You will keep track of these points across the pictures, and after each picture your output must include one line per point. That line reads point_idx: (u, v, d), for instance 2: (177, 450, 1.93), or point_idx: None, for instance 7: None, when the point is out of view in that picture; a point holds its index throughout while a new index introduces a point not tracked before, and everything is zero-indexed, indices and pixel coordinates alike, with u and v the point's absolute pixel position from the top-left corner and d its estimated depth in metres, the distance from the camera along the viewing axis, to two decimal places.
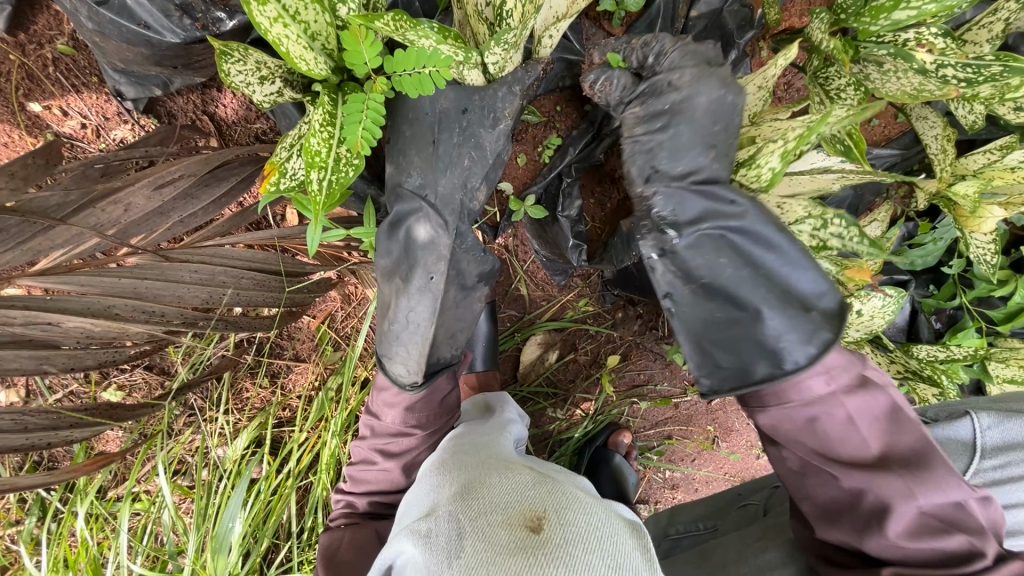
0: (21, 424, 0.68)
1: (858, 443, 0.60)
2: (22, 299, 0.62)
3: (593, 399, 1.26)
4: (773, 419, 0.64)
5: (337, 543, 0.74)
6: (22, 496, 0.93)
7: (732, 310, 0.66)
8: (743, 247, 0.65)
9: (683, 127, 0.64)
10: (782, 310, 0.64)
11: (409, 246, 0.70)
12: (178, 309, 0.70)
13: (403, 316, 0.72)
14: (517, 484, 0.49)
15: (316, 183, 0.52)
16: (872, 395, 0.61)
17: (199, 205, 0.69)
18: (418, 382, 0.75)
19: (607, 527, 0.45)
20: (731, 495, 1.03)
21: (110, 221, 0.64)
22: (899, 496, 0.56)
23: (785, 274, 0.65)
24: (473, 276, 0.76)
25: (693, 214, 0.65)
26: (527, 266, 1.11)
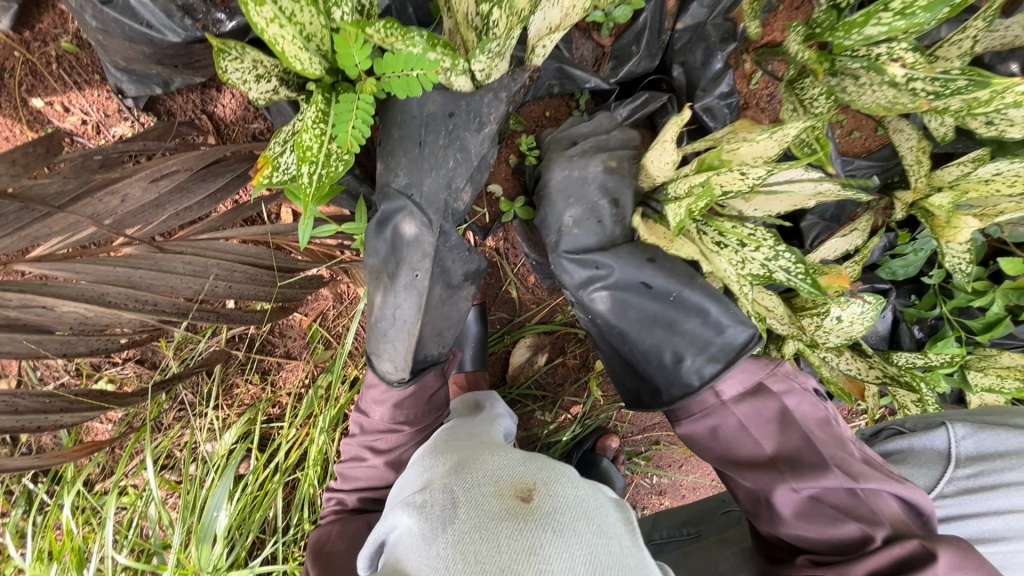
0: (13, 406, 0.68)
1: (752, 447, 0.70)
2: (19, 283, 0.63)
3: (580, 403, 1.28)
4: (685, 432, 0.75)
5: (326, 538, 0.75)
6: (8, 487, 0.94)
7: (624, 347, 0.79)
8: (629, 303, 0.76)
9: (552, 202, 0.78)
10: (667, 353, 0.75)
11: (396, 242, 0.72)
12: (170, 299, 0.71)
13: (389, 314, 0.74)
14: (509, 459, 0.51)
15: (306, 177, 0.53)
16: (761, 403, 0.71)
17: (194, 199, 0.70)
18: (406, 378, 0.77)
19: (594, 498, 0.47)
20: (715, 502, 1.04)
21: (107, 211, 0.65)
22: (780, 487, 0.67)
23: (673, 317, 0.75)
24: (459, 274, 0.78)
25: (581, 279, 0.76)
26: (517, 269, 1.14)
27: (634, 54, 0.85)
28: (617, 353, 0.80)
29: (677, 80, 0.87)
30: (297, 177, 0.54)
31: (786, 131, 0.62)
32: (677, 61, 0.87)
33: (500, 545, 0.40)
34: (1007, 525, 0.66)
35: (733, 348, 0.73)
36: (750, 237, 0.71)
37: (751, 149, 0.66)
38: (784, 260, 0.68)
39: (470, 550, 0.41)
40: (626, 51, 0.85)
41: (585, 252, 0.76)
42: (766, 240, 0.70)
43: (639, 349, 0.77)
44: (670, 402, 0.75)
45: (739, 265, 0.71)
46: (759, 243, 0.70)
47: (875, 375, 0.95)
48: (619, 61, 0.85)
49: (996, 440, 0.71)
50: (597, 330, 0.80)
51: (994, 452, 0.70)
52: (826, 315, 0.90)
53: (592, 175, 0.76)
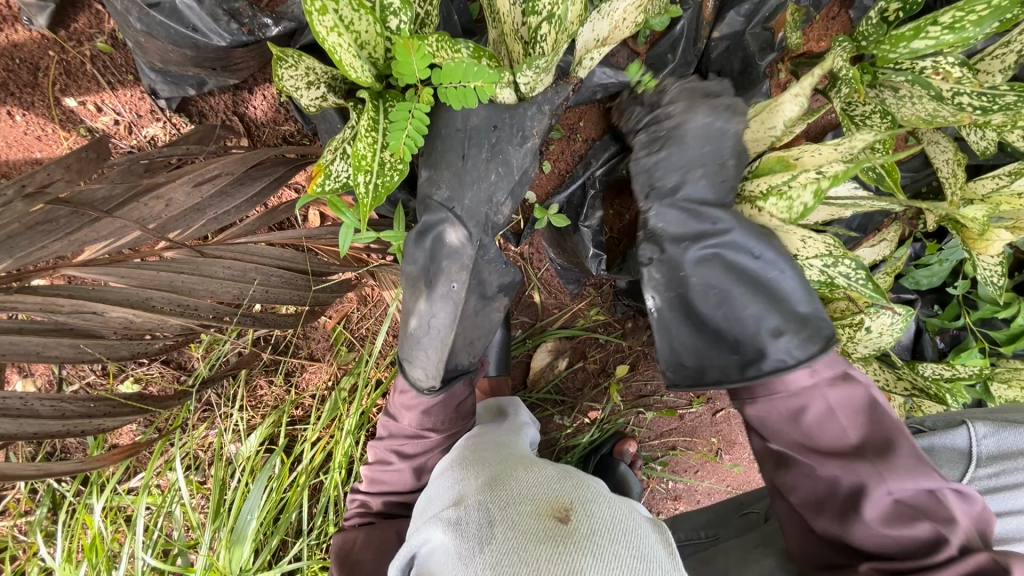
0: (60, 411, 0.68)
1: (837, 434, 0.63)
2: (67, 287, 0.63)
3: (599, 408, 1.28)
4: (760, 413, 0.67)
5: (352, 542, 0.75)
6: (33, 487, 0.94)
7: (707, 313, 0.73)
8: (734, 264, 0.71)
9: (675, 149, 0.73)
10: (759, 325, 0.70)
11: (438, 250, 0.72)
12: (211, 304, 0.71)
13: (424, 322, 0.74)
14: (542, 476, 0.51)
15: (362, 186, 0.53)
16: (852, 386, 0.65)
17: (234, 203, 0.70)
18: (436, 386, 0.77)
19: (630, 520, 0.47)
20: (734, 505, 1.04)
21: (152, 215, 0.65)
22: (871, 483, 0.58)
23: (769, 288, 0.71)
24: (493, 285, 0.78)
25: (690, 229, 0.72)
26: (541, 273, 1.14)
27: (669, 61, 0.84)
28: (691, 321, 0.74)
29: None
30: (353, 187, 0.53)
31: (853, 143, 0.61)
32: (713, 70, 0.86)
33: (539, 568, 0.40)
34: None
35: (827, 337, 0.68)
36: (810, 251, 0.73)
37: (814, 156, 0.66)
38: (845, 267, 0.72)
39: (509, 572, 0.40)
40: (661, 59, 0.84)
41: (694, 204, 0.72)
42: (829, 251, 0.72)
43: (728, 311, 0.72)
44: (753, 375, 0.68)
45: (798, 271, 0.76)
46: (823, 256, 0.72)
47: (903, 387, 0.94)
48: (656, 68, 0.84)
49: (1018, 439, 0.69)
50: (679, 293, 0.74)
51: (1015, 450, 0.68)
52: (858, 326, 0.90)
53: (731, 130, 0.72)
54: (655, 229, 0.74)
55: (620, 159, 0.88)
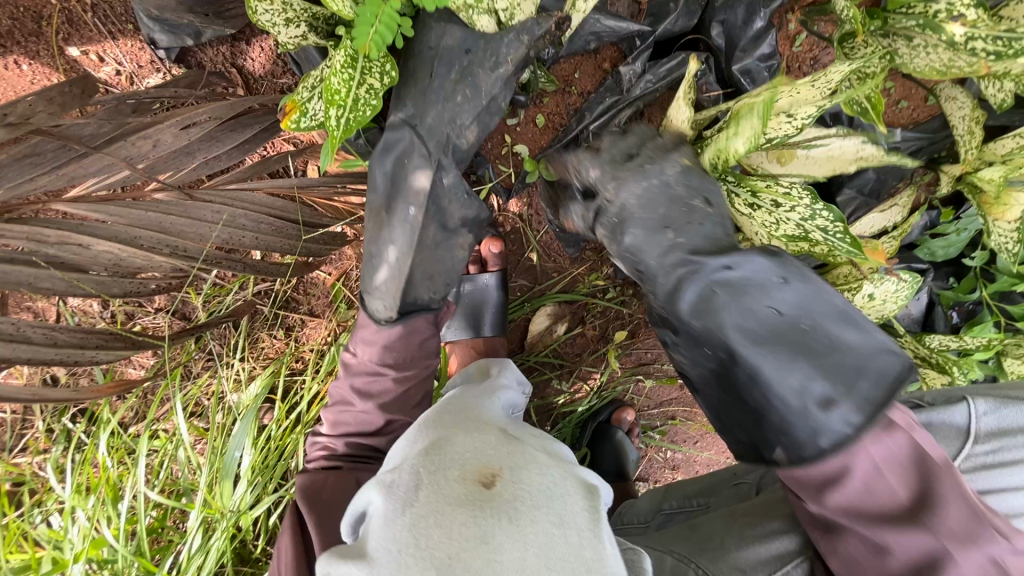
0: (53, 339, 0.71)
1: (883, 498, 0.56)
2: (57, 221, 0.66)
3: (597, 374, 1.28)
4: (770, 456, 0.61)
5: (320, 482, 0.77)
6: (51, 426, 1.00)
7: (738, 384, 0.63)
8: (748, 312, 0.62)
9: (634, 229, 0.68)
10: (803, 397, 0.58)
11: (398, 173, 0.71)
12: (199, 247, 0.73)
13: (381, 249, 0.74)
14: (480, 441, 0.49)
15: (334, 120, 0.54)
16: (895, 441, 0.56)
17: (222, 149, 0.71)
18: (394, 318, 0.77)
19: (561, 489, 0.45)
20: (726, 474, 1.03)
21: (139, 154, 0.67)
22: (939, 564, 0.52)
23: (801, 338, 0.61)
24: (456, 217, 0.78)
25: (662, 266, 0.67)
26: (541, 235, 1.14)
27: (671, 11, 0.82)
28: (731, 395, 0.64)
29: (716, 41, 0.84)
30: (326, 121, 0.54)
31: (830, 77, 0.61)
32: (717, 19, 0.83)
33: (454, 532, 0.39)
34: None
35: (883, 390, 0.58)
36: (786, 197, 0.72)
37: (791, 98, 0.64)
38: (822, 219, 0.69)
39: (422, 535, 0.40)
40: (663, 8, 0.82)
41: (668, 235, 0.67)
42: (803, 199, 0.71)
43: (766, 388, 0.60)
44: (812, 456, 0.57)
45: (772, 227, 0.73)
46: (796, 203, 0.71)
47: None
48: (657, 18, 0.82)
49: (1018, 414, 0.65)
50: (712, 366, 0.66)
51: (1015, 427, 0.65)
52: (859, 292, 0.88)
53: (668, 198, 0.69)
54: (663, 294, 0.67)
55: (614, 113, 0.85)
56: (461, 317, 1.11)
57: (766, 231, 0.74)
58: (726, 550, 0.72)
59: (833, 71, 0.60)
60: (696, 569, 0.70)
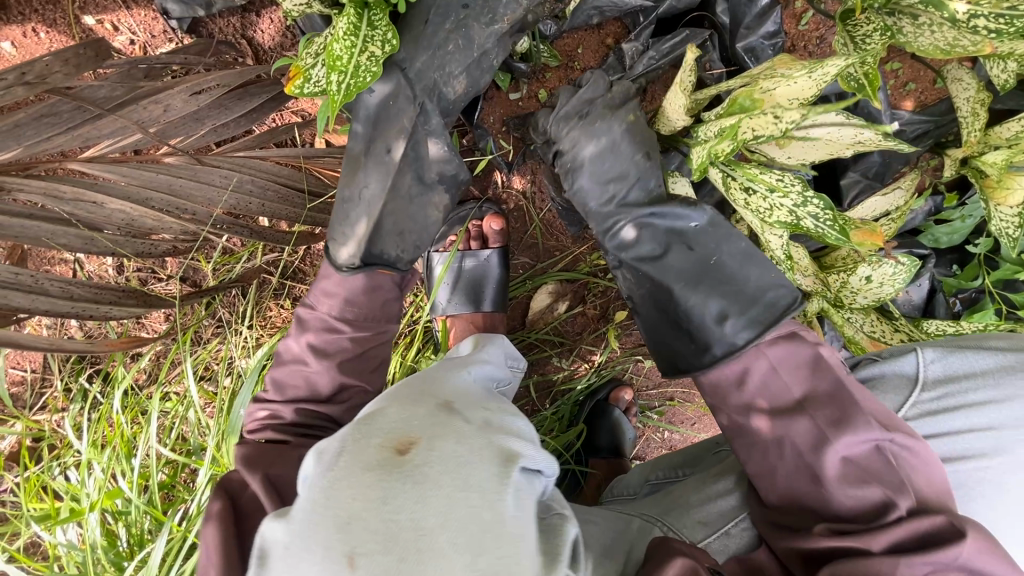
0: (69, 294, 0.74)
1: (778, 391, 0.67)
2: (72, 178, 0.69)
3: (597, 353, 1.30)
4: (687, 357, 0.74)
5: (266, 454, 0.67)
6: (69, 386, 1.05)
7: (661, 306, 0.77)
8: (671, 244, 0.76)
9: (591, 164, 0.78)
10: (703, 314, 0.73)
11: (383, 114, 0.76)
12: (207, 210, 0.77)
13: (356, 190, 0.77)
14: (409, 412, 0.45)
15: (335, 85, 0.55)
16: (794, 347, 0.69)
17: (230, 116, 0.74)
18: (355, 263, 0.78)
19: (487, 464, 0.41)
20: (712, 445, 1.07)
21: (151, 118, 0.70)
22: (816, 440, 0.63)
23: (713, 268, 0.75)
24: (434, 173, 0.81)
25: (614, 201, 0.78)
26: (543, 214, 1.16)
27: None
28: (656, 317, 0.78)
29: (721, 18, 0.83)
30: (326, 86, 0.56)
31: (826, 69, 0.59)
32: None
33: (356, 499, 0.37)
34: (982, 443, 0.65)
35: (772, 316, 0.71)
36: (778, 185, 0.72)
37: (788, 89, 0.63)
38: (813, 207, 0.69)
39: (329, 502, 0.38)
40: None
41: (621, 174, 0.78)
42: (795, 186, 0.71)
43: (676, 302, 0.75)
44: (708, 361, 0.72)
45: (765, 215, 0.74)
46: (787, 191, 0.71)
47: (901, 339, 0.91)
48: None
49: (965, 361, 0.68)
50: (641, 288, 0.79)
51: (961, 372, 0.68)
52: (854, 274, 0.88)
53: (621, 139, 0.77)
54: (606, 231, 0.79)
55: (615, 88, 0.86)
56: (461, 291, 1.13)
57: (760, 217, 0.74)
58: (688, 506, 0.76)
59: (828, 64, 0.58)
60: (663, 526, 0.72)
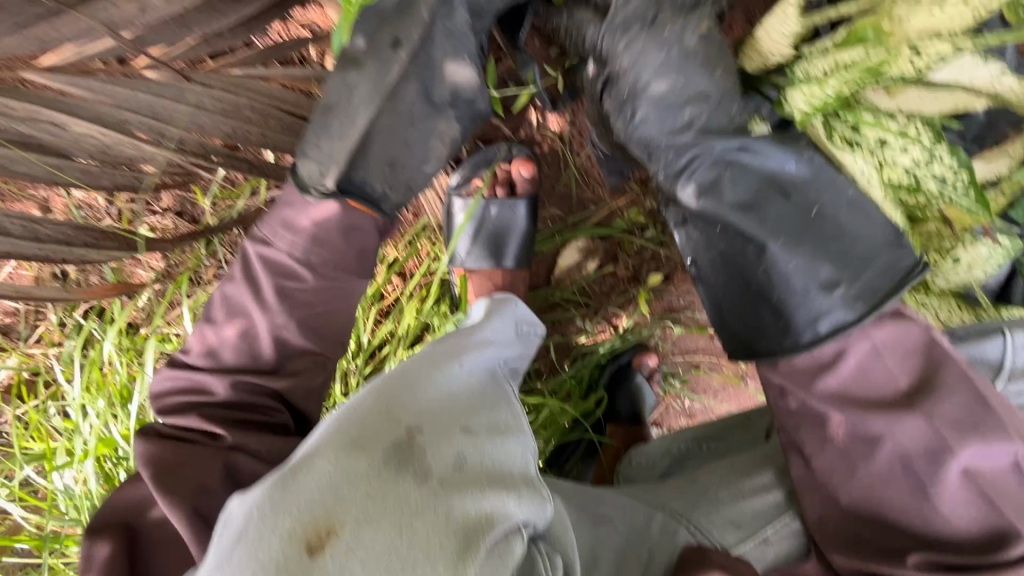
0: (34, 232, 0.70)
1: (882, 380, 0.60)
2: (31, 92, 0.61)
3: (624, 316, 1.19)
4: (763, 318, 0.65)
5: (183, 454, 0.61)
6: (62, 321, 0.97)
7: (748, 269, 0.66)
8: (762, 205, 0.65)
9: (657, 93, 0.67)
10: (810, 279, 0.63)
11: (403, 6, 0.65)
12: (196, 138, 0.68)
13: (345, 94, 0.67)
14: (346, 464, 0.38)
15: None
16: (904, 329, 0.61)
17: (227, 23, 0.67)
18: (326, 189, 0.68)
19: (419, 560, 0.34)
20: (738, 418, 0.95)
21: (123, 19, 0.62)
22: (935, 447, 0.56)
23: (818, 227, 0.64)
24: (445, 91, 0.70)
25: (680, 145, 0.67)
26: (580, 159, 1.03)
27: None
28: (739, 284, 0.66)
29: None
30: None
31: None
32: None
33: None
34: None
35: (888, 284, 0.62)
36: (899, 136, 0.64)
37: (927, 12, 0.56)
38: (941, 166, 0.63)
39: None
40: None
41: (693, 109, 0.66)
42: (922, 140, 0.64)
43: (765, 269, 0.64)
44: (808, 341, 0.62)
45: (877, 167, 0.65)
46: (911, 144, 0.64)
47: None
48: None
49: None
50: (719, 253, 0.67)
51: None
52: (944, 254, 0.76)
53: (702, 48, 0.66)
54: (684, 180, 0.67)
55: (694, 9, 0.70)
56: (482, 243, 1.00)
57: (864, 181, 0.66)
58: (718, 503, 0.67)
59: None
60: (689, 526, 0.64)
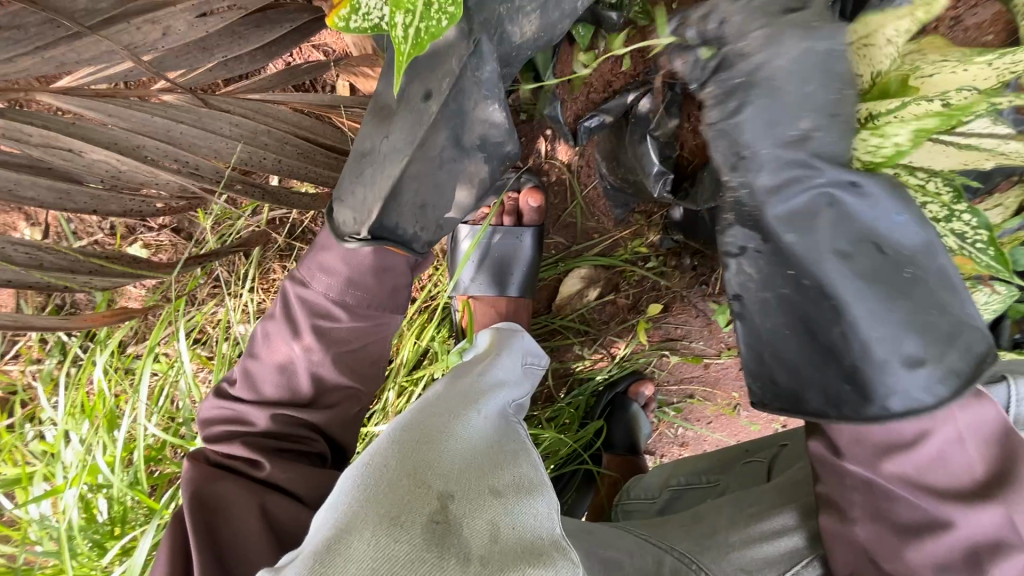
0: (37, 260, 0.62)
1: (954, 469, 0.49)
2: (42, 116, 0.57)
3: (622, 345, 1.17)
4: (825, 384, 0.55)
5: (222, 484, 0.61)
6: (44, 337, 0.93)
7: (818, 325, 0.55)
8: (858, 256, 0.53)
9: (763, 99, 0.53)
10: (889, 351, 0.51)
11: (433, 56, 0.62)
12: (213, 165, 0.64)
13: (380, 146, 0.64)
14: (387, 547, 0.35)
15: (400, 30, 0.41)
16: (980, 409, 0.50)
17: (246, 48, 0.63)
18: (361, 237, 0.64)
19: None
20: (737, 451, 0.93)
21: (145, 43, 0.57)
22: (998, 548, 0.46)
23: (914, 285, 0.52)
24: (475, 136, 0.66)
25: (778, 178, 0.54)
26: (587, 190, 1.03)
27: None
28: (803, 334, 0.56)
29: None
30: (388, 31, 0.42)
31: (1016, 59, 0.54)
32: None
33: None
34: None
35: (981, 349, 0.51)
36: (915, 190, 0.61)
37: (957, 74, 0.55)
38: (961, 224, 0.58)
39: None
40: None
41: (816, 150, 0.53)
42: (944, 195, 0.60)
43: (839, 324, 0.53)
44: (873, 416, 0.51)
45: None
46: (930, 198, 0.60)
47: None
48: None
49: None
50: (791, 301, 0.56)
51: None
52: None
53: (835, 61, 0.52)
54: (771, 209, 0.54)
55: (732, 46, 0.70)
56: (487, 271, 1.00)
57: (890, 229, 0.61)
58: (725, 548, 0.64)
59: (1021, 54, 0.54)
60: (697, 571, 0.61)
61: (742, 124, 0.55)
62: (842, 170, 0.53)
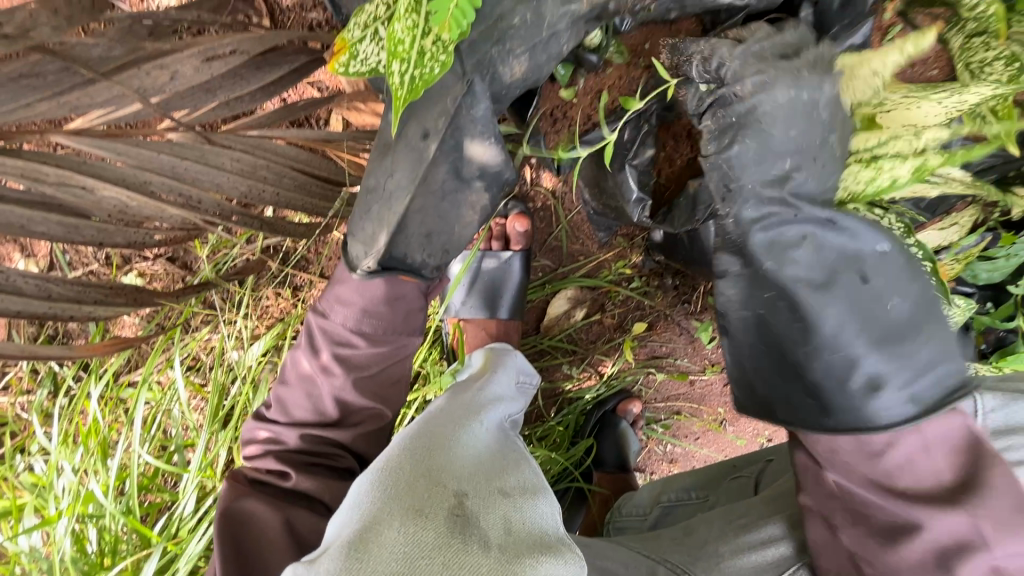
0: (47, 292, 0.64)
1: (923, 474, 0.57)
2: (57, 157, 0.61)
3: (609, 363, 1.20)
4: (778, 391, 0.66)
5: (249, 500, 0.67)
6: (33, 367, 0.93)
7: (787, 345, 0.63)
8: (834, 289, 0.60)
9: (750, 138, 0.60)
10: (851, 373, 0.60)
11: (428, 95, 0.65)
12: (215, 199, 0.69)
13: (383, 182, 0.67)
14: (416, 533, 0.41)
15: (397, 77, 0.45)
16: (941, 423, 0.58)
17: (248, 88, 0.67)
18: (372, 268, 0.69)
19: None
20: (725, 466, 0.96)
21: (155, 86, 0.61)
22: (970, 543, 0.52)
23: (874, 313, 0.60)
24: (474, 168, 0.69)
25: (766, 211, 0.61)
26: (572, 216, 1.07)
27: None
28: (769, 349, 0.64)
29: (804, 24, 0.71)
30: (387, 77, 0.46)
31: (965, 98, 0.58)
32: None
33: None
34: None
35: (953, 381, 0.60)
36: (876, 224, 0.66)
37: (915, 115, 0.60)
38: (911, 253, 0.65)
39: None
40: None
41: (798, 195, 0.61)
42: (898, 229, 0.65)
43: (814, 347, 0.61)
44: (831, 425, 0.61)
45: None
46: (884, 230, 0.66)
47: None
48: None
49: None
50: (760, 316, 0.64)
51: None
52: None
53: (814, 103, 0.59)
54: (784, 245, 0.61)
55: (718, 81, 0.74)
56: (478, 294, 1.03)
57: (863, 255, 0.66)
58: (716, 559, 0.66)
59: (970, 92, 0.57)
60: None
61: (731, 160, 0.62)
62: (820, 210, 0.61)
